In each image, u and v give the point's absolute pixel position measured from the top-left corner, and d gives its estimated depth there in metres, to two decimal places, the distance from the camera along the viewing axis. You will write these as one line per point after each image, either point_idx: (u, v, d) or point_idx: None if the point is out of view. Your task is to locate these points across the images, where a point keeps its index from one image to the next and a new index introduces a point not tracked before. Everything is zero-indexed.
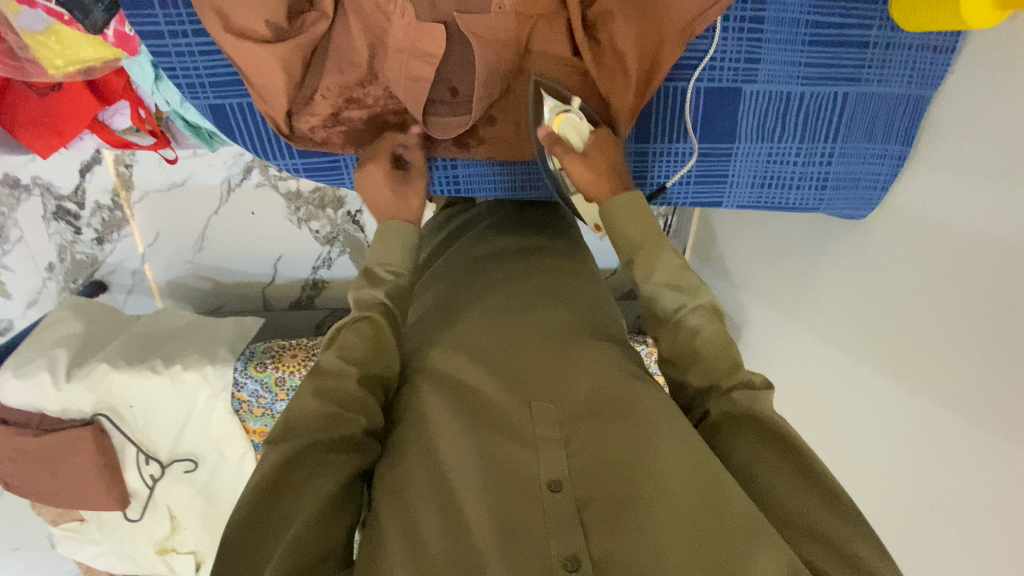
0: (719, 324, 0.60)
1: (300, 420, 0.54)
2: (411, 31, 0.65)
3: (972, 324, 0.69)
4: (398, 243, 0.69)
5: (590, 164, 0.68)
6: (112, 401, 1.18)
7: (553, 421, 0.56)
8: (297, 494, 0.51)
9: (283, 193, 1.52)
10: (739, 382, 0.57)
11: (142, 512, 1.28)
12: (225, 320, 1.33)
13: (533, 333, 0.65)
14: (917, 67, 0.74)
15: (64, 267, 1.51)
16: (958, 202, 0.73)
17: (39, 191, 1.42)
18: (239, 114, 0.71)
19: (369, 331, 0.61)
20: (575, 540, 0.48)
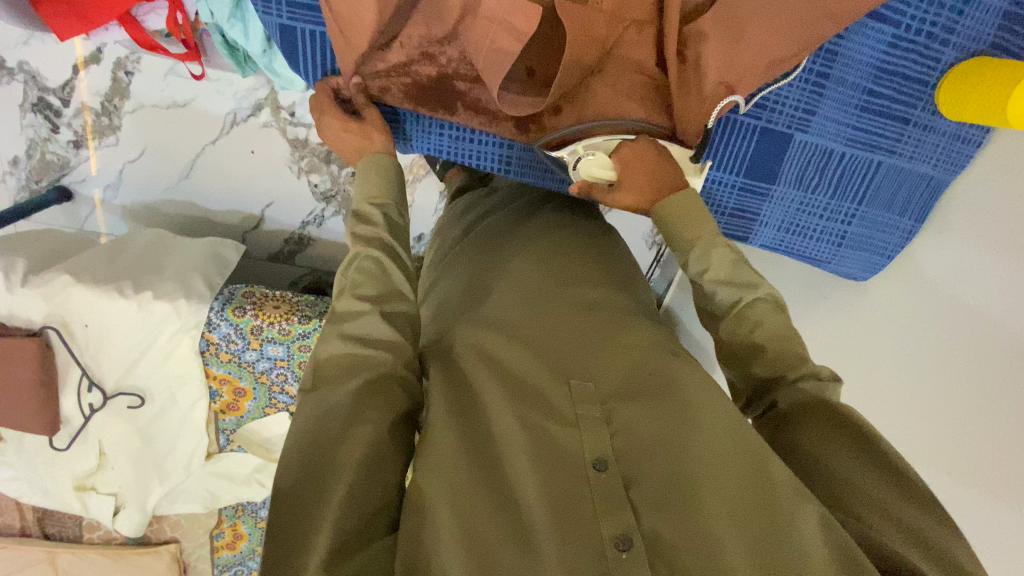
0: (781, 316, 0.62)
1: (327, 364, 0.59)
2: (505, 4, 0.65)
3: (961, 391, 0.75)
4: (377, 172, 0.73)
5: (630, 189, 0.71)
6: (66, 316, 1.08)
7: (593, 400, 0.59)
8: (338, 457, 0.54)
9: (289, 138, 1.40)
10: (809, 373, 0.58)
11: (71, 442, 1.18)
12: (201, 243, 1.25)
13: (569, 316, 0.69)
14: (945, 153, 0.80)
15: (30, 164, 1.39)
16: (958, 276, 0.79)
17: (22, 77, 1.30)
18: (305, 40, 0.75)
19: (371, 266, 0.66)
20: (626, 520, 0.52)
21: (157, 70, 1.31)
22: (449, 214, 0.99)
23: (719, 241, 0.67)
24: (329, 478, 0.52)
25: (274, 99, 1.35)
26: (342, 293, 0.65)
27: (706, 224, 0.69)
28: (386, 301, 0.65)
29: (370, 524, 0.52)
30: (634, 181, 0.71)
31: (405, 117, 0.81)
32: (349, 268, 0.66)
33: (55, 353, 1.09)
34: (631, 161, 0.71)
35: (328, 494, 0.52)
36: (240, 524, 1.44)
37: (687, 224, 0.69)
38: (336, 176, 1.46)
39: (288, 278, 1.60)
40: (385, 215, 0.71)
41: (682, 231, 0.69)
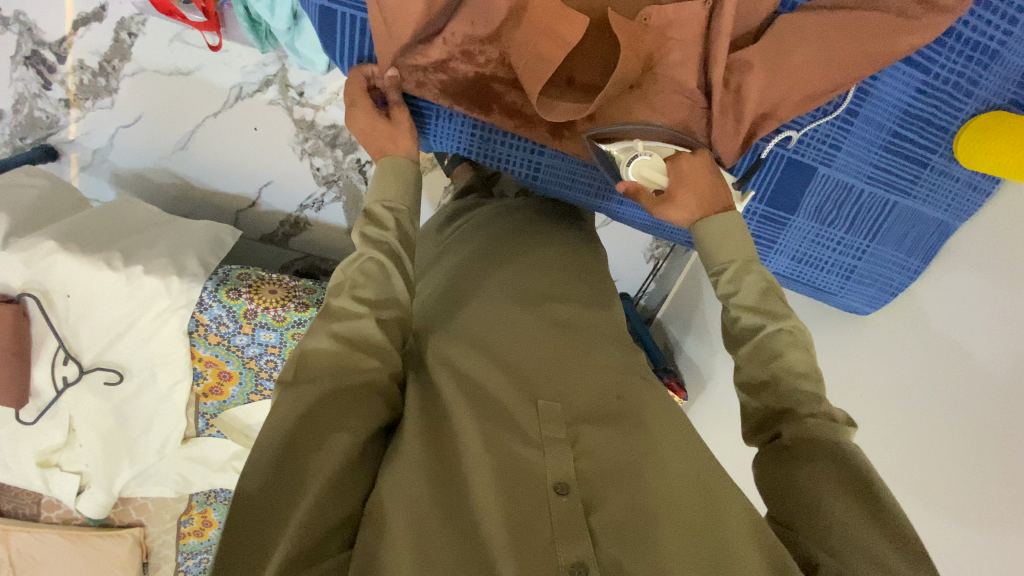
0: (804, 347, 0.60)
1: (313, 362, 0.57)
2: (551, 10, 0.66)
3: (955, 423, 0.77)
4: (396, 175, 0.71)
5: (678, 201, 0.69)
6: (48, 284, 1.03)
7: (560, 421, 0.58)
8: (312, 458, 0.52)
9: (295, 119, 1.34)
10: (823, 411, 0.56)
11: (38, 417, 1.11)
12: (200, 223, 1.22)
13: (536, 336, 0.67)
14: (957, 201, 0.82)
15: (15, 119, 1.32)
16: (950, 312, 0.81)
17: (16, 29, 1.22)
18: (345, 24, 0.74)
19: (375, 269, 0.64)
20: (583, 547, 0.51)
21: (164, 35, 1.25)
22: (441, 218, 0.99)
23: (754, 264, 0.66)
24: (298, 478, 0.51)
25: (283, 77, 1.29)
26: (342, 292, 0.62)
27: (742, 247, 0.67)
28: (382, 309, 0.63)
29: (329, 535, 0.51)
30: (684, 195, 0.68)
31: (437, 113, 0.80)
32: (352, 265, 0.64)
33: (32, 323, 1.04)
34: (689, 172, 0.69)
35: (295, 497, 0.50)
36: (211, 511, 1.40)
37: (726, 243, 0.67)
38: (340, 161, 1.40)
39: (279, 261, 1.58)
40: (398, 222, 0.69)
41: (717, 253, 0.67)
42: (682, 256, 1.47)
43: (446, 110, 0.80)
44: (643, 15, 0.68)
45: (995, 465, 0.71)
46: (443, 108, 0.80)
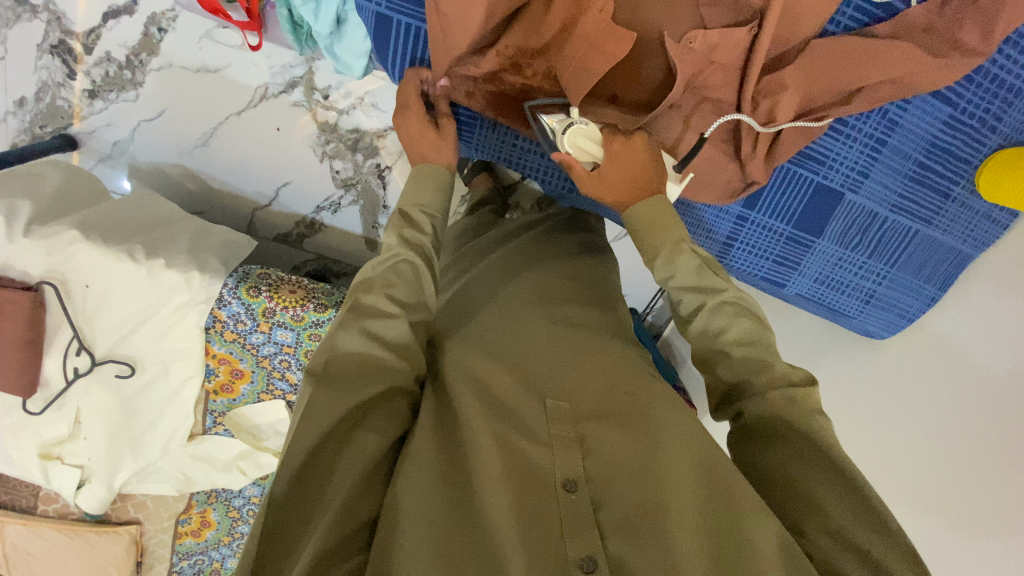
0: (748, 316, 0.62)
1: (342, 356, 0.57)
2: (602, 26, 0.69)
3: (960, 440, 0.77)
4: (433, 182, 0.72)
5: (604, 182, 0.70)
6: (67, 273, 1.03)
7: (567, 420, 0.58)
8: (332, 466, 0.53)
9: (318, 121, 1.33)
10: (777, 377, 0.58)
11: (45, 407, 1.09)
12: (217, 233, 1.19)
13: (552, 340, 0.67)
14: (975, 232, 0.84)
15: (37, 107, 1.32)
16: (964, 335, 0.82)
17: (46, 17, 1.25)
18: (400, 31, 0.78)
19: (410, 272, 0.64)
20: (592, 542, 0.51)
21: (193, 32, 1.26)
22: (465, 224, 1.00)
23: (685, 246, 0.67)
24: (327, 476, 0.53)
25: (309, 79, 1.29)
26: (376, 288, 0.61)
27: (673, 229, 0.68)
28: (413, 310, 0.63)
29: (351, 536, 0.52)
30: (611, 173, 0.70)
31: (483, 123, 0.84)
32: (385, 264, 0.63)
33: (47, 311, 1.03)
34: (618, 155, 0.70)
35: (325, 495, 0.52)
36: (211, 511, 1.34)
37: (655, 229, 0.68)
38: (360, 165, 1.38)
39: (291, 261, 1.55)
40: (434, 227, 0.70)
41: (649, 239, 0.69)
42: None
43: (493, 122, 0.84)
44: (688, 37, 0.70)
45: (992, 493, 0.71)
46: (490, 119, 0.84)
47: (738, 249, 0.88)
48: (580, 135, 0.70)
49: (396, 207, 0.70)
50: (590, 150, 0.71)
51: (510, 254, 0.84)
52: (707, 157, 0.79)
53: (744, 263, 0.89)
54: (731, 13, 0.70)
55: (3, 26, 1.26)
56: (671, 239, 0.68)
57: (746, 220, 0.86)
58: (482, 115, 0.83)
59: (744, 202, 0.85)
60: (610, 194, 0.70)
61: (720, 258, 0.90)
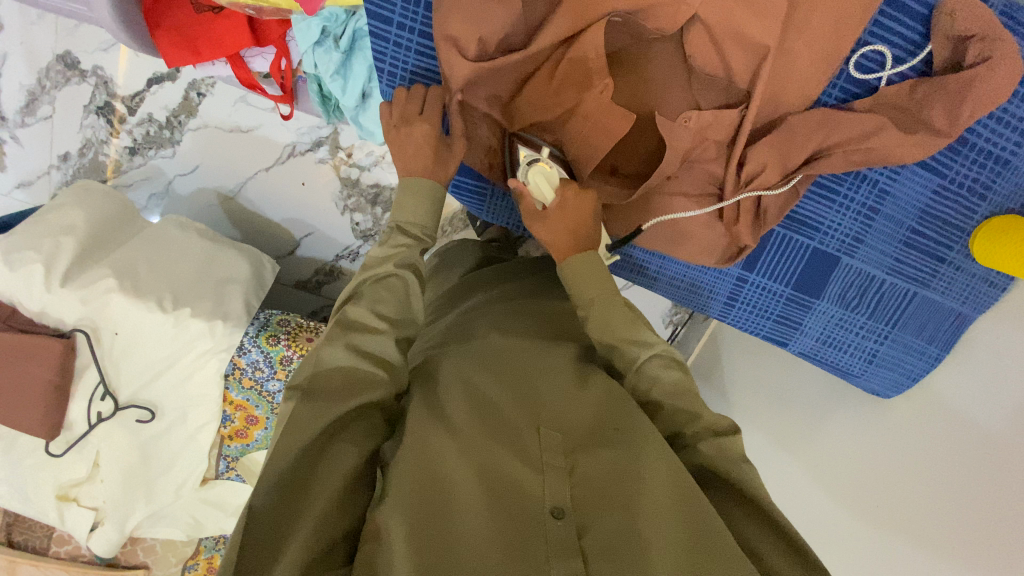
0: (676, 369, 0.65)
1: (328, 369, 0.59)
2: (602, 105, 0.75)
3: (977, 508, 0.75)
4: (414, 195, 0.73)
5: (548, 225, 0.73)
6: (98, 321, 1.08)
7: (559, 449, 0.57)
8: (307, 489, 0.53)
9: (340, 176, 1.40)
10: (704, 426, 0.61)
11: (66, 449, 1.12)
12: (230, 250, 1.26)
13: (551, 366, 0.66)
14: (974, 293, 0.86)
15: (80, 161, 1.42)
16: (972, 394, 0.82)
17: (93, 81, 1.36)
18: None
19: (399, 287, 0.68)
20: (574, 565, 0.50)
21: (229, 96, 1.35)
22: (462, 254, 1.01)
23: (616, 297, 0.70)
24: (305, 490, 0.53)
25: (334, 138, 1.36)
26: (362, 302, 0.65)
27: (601, 282, 0.71)
28: (400, 326, 0.66)
29: (328, 552, 0.51)
30: (554, 221, 0.73)
31: (494, 193, 0.90)
32: (375, 280, 0.67)
33: (77, 357, 1.08)
34: (569, 204, 0.73)
35: (301, 508, 0.52)
36: (218, 556, 1.35)
37: (585, 281, 0.71)
38: (379, 218, 1.44)
39: (310, 306, 1.58)
40: (424, 241, 0.74)
41: (580, 288, 0.71)
42: (702, 322, 1.38)
43: (501, 191, 0.90)
44: (684, 116, 0.75)
45: (997, 553, 0.71)
46: (501, 189, 0.89)
47: (736, 303, 0.91)
48: (540, 175, 0.73)
49: (387, 225, 0.73)
50: (544, 191, 0.73)
51: (507, 290, 0.85)
52: (703, 227, 0.82)
53: (745, 319, 0.92)
54: (722, 94, 0.76)
55: (52, 87, 1.36)
56: (599, 291, 0.70)
57: (746, 281, 0.89)
58: (491, 185, 0.89)
59: (742, 265, 0.88)
60: (552, 239, 0.73)
61: (722, 315, 0.93)
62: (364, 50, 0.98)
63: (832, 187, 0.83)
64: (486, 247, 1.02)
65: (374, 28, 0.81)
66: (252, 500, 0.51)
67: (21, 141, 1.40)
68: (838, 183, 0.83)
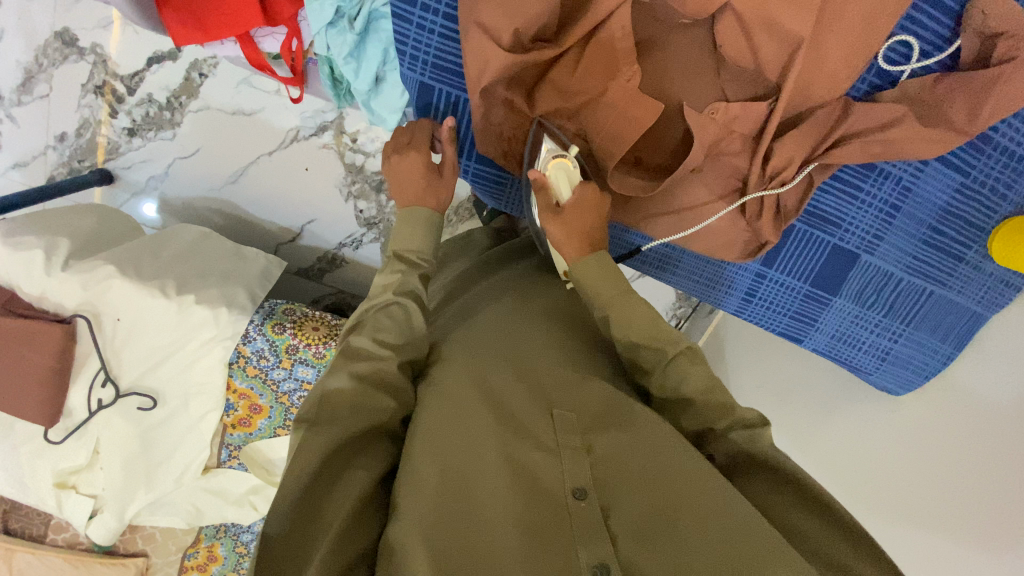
0: (703, 367, 0.63)
1: (335, 400, 0.54)
2: (629, 95, 0.73)
3: (987, 506, 0.75)
4: (424, 225, 0.74)
5: (563, 221, 0.70)
6: (99, 307, 1.06)
7: (575, 432, 0.57)
8: (320, 511, 0.48)
9: (344, 161, 1.36)
10: (734, 420, 0.59)
11: (66, 436, 1.10)
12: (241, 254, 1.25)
13: (555, 358, 0.66)
14: (989, 295, 0.86)
15: (77, 142, 1.38)
16: (986, 393, 0.81)
17: (92, 59, 1.32)
18: (442, 97, 0.84)
19: (401, 316, 0.65)
20: (602, 547, 0.48)
21: (232, 78, 1.31)
22: (462, 246, 0.98)
23: (635, 295, 0.67)
24: (320, 508, 0.48)
25: (339, 123, 1.33)
26: (363, 333, 0.62)
27: (615, 281, 0.68)
28: (405, 353, 0.62)
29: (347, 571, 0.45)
30: (569, 217, 0.70)
31: (512, 185, 0.88)
32: (376, 311, 0.65)
33: (77, 343, 1.06)
34: (585, 202, 0.70)
35: (319, 527, 0.47)
36: (218, 546, 1.31)
37: (600, 281, 0.68)
38: (383, 206, 1.40)
39: (312, 294, 1.56)
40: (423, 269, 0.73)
41: (592, 288, 0.69)
42: (708, 317, 1.37)
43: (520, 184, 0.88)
44: (711, 108, 0.73)
45: (1000, 541, 0.72)
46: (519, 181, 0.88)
47: (753, 297, 0.91)
48: (562, 171, 0.71)
49: (386, 255, 0.73)
50: (562, 186, 0.71)
51: (510, 280, 0.83)
52: (724, 221, 0.81)
53: (761, 314, 0.92)
54: (751, 87, 0.75)
55: (50, 66, 1.32)
56: (616, 290, 0.68)
57: (764, 277, 0.89)
58: (511, 175, 0.87)
59: (761, 260, 0.88)
60: (565, 237, 0.70)
61: (738, 311, 0.93)
62: (379, 32, 0.96)
63: (854, 183, 0.83)
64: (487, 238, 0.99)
65: (395, 11, 0.79)
66: (264, 529, 0.45)
67: (17, 120, 1.37)
68: (861, 179, 0.83)
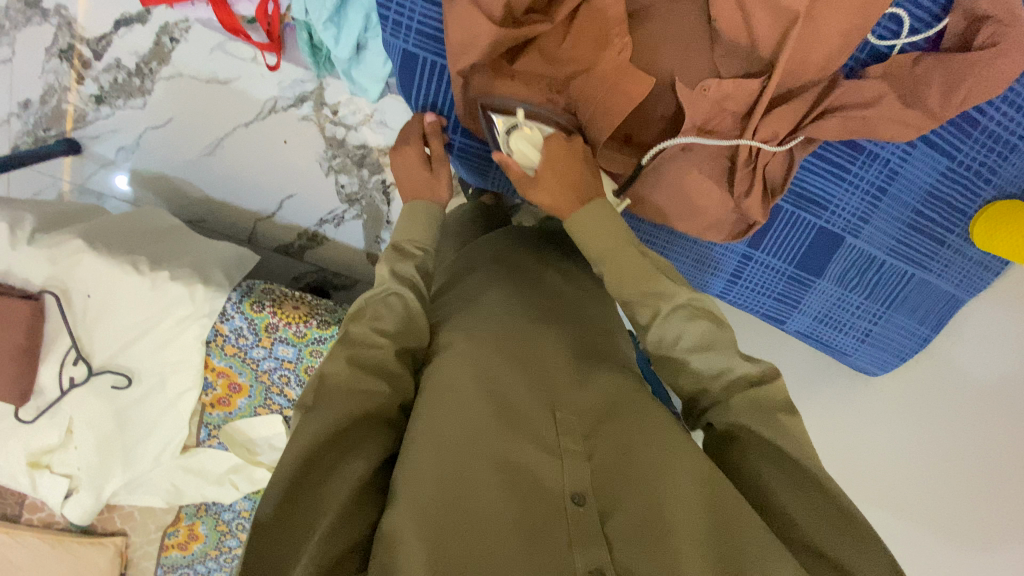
0: (706, 321, 0.60)
1: (332, 385, 0.51)
2: (620, 69, 0.71)
3: None
4: (424, 218, 0.72)
5: (543, 186, 0.68)
6: (69, 283, 1.02)
7: (576, 433, 0.56)
8: (315, 497, 0.47)
9: (324, 134, 1.32)
10: (734, 378, 0.58)
11: (38, 415, 1.07)
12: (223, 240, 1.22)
13: (552, 346, 0.63)
14: (968, 277, 0.87)
15: (42, 110, 1.31)
16: None
17: (56, 22, 1.25)
18: (426, 66, 0.80)
19: (401, 306, 0.61)
20: (599, 553, 0.49)
21: (206, 44, 1.25)
22: (456, 224, 0.95)
23: (629, 249, 0.65)
24: (316, 491, 0.47)
25: (319, 94, 1.28)
26: (360, 320, 0.58)
27: (608, 234, 0.66)
28: (402, 341, 0.59)
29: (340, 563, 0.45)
30: (550, 178, 0.67)
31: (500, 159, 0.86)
32: (374, 296, 0.61)
33: (47, 320, 1.02)
34: (557, 157, 0.68)
35: (314, 519, 0.46)
36: (199, 524, 1.30)
37: (594, 236, 0.66)
38: (366, 181, 1.36)
39: (290, 272, 1.47)
40: (425, 260, 0.69)
41: (591, 243, 0.67)
42: None
43: None
44: (703, 84, 0.72)
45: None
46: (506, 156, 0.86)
47: (740, 280, 0.91)
48: (523, 140, 0.70)
49: (388, 242, 0.69)
50: (528, 155, 0.70)
51: (508, 261, 0.79)
52: (713, 200, 0.80)
53: (747, 298, 0.93)
54: (745, 63, 0.73)
55: (12, 28, 1.25)
56: (613, 245, 0.66)
57: (751, 259, 0.89)
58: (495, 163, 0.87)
59: (749, 242, 0.88)
60: (555, 199, 0.68)
61: (722, 293, 0.93)
62: None
63: (842, 164, 0.82)
64: (485, 218, 0.96)
65: None
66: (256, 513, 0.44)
67: None
68: (849, 161, 0.82)
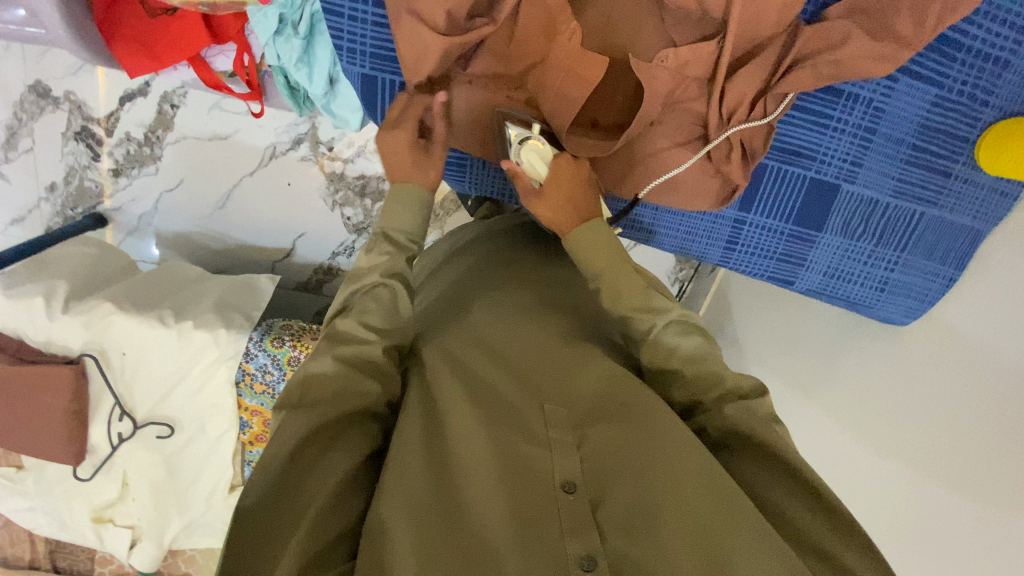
0: (698, 337, 0.62)
1: (318, 384, 0.53)
2: (574, 53, 0.72)
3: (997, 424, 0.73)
4: (410, 202, 0.70)
5: (546, 199, 0.70)
6: (105, 345, 1.09)
7: (565, 424, 0.55)
8: (297, 492, 0.48)
9: (325, 172, 1.37)
10: (729, 390, 0.58)
11: (94, 472, 1.13)
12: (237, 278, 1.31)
13: (540, 338, 0.64)
14: (983, 206, 0.83)
15: (67, 190, 1.40)
16: (999, 308, 0.78)
17: (68, 107, 1.33)
18: (387, 86, 0.83)
19: (388, 298, 0.62)
20: (591, 540, 0.47)
21: (203, 105, 1.33)
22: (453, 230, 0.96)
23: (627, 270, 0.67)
24: (299, 485, 0.48)
25: (313, 134, 1.34)
26: (350, 314, 0.60)
27: (608, 254, 0.68)
28: (390, 334, 0.61)
29: (328, 548, 0.47)
30: (554, 193, 0.70)
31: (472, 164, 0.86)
32: (363, 290, 0.62)
33: (89, 382, 1.09)
34: (563, 172, 0.70)
35: (297, 514, 0.46)
36: None
37: (595, 252, 0.68)
38: (370, 210, 1.41)
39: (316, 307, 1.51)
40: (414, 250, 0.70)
41: (588, 262, 0.68)
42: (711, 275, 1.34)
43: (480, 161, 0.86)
44: (660, 56, 0.71)
45: (1001, 491, 0.71)
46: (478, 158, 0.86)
47: (740, 245, 0.89)
48: (534, 154, 0.70)
49: (375, 232, 0.69)
50: (537, 168, 0.70)
51: (493, 260, 0.80)
52: (691, 168, 0.80)
53: (750, 262, 0.90)
54: (697, 28, 0.73)
55: (30, 119, 1.34)
56: (610, 262, 0.68)
57: (744, 223, 0.87)
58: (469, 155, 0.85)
59: (738, 206, 0.86)
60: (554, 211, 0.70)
61: (723, 262, 0.91)
62: (324, 34, 0.96)
63: (822, 111, 0.80)
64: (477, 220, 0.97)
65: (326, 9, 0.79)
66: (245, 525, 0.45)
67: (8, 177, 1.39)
68: (830, 107, 0.80)
